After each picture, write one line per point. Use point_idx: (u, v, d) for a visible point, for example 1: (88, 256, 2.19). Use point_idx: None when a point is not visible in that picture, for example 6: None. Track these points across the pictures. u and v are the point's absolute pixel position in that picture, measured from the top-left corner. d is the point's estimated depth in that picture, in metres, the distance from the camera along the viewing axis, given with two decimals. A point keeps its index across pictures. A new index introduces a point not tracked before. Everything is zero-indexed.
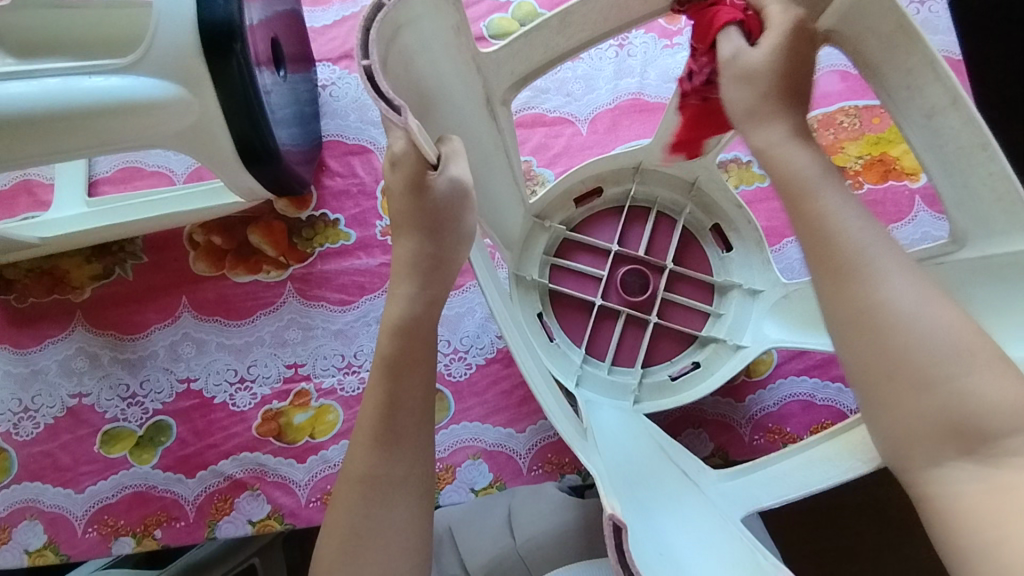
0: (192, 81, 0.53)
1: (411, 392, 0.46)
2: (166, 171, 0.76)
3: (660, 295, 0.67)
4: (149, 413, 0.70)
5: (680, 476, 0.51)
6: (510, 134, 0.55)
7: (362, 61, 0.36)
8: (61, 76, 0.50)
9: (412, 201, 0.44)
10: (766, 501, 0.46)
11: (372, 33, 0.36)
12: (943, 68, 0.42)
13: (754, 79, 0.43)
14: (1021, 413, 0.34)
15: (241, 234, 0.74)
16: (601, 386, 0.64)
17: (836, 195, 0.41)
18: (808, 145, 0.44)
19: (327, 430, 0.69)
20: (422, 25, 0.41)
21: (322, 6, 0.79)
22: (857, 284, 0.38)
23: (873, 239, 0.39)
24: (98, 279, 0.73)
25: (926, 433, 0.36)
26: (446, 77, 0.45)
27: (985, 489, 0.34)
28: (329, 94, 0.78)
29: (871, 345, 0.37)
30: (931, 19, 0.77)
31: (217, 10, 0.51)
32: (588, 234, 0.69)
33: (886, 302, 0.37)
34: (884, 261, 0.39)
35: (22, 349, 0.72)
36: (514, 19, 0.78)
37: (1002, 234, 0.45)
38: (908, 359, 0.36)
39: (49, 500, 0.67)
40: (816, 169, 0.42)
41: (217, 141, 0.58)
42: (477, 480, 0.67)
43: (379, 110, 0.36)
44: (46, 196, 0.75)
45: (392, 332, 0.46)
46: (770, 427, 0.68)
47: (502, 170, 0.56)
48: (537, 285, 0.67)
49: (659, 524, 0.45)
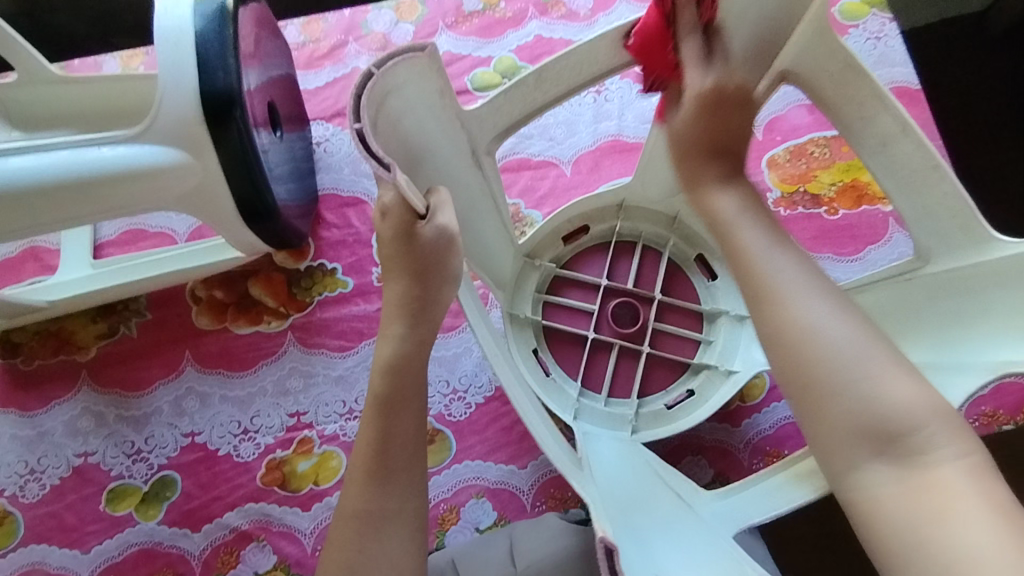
0: (193, 146, 0.56)
1: (409, 430, 0.48)
2: (168, 231, 0.79)
3: (649, 326, 0.68)
4: (154, 469, 0.71)
5: (674, 499, 0.52)
6: (496, 181, 0.58)
7: (354, 124, 0.39)
8: (71, 149, 0.53)
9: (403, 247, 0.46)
10: (755, 518, 0.47)
11: (362, 101, 0.39)
12: (891, 100, 0.46)
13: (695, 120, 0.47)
14: (917, 412, 0.36)
15: (241, 288, 0.76)
16: (598, 418, 0.66)
17: (753, 230, 0.43)
18: (733, 188, 0.46)
19: (330, 476, 0.69)
20: (407, 89, 0.45)
21: (315, 70, 0.84)
22: (773, 308, 0.40)
23: (789, 264, 0.41)
24: (102, 339, 0.75)
25: (842, 436, 0.37)
26: (432, 133, 0.49)
27: (904, 490, 0.35)
28: (324, 150, 0.82)
29: (792, 362, 0.38)
30: (888, 54, 0.82)
31: (217, 81, 0.54)
32: (577, 271, 0.72)
33: (797, 322, 0.38)
34: (795, 286, 0.40)
35: (28, 412, 0.73)
36: (496, 72, 0.82)
37: (959, 251, 0.47)
38: (820, 368, 0.37)
39: (55, 561, 0.68)
40: (739, 211, 0.45)
41: (218, 200, 0.60)
42: (481, 519, 0.68)
43: (370, 168, 0.39)
44: (52, 260, 0.78)
45: (388, 373, 0.48)
46: (768, 450, 0.69)
47: (490, 213, 0.59)
48: (531, 322, 0.69)
49: (654, 542, 0.46)
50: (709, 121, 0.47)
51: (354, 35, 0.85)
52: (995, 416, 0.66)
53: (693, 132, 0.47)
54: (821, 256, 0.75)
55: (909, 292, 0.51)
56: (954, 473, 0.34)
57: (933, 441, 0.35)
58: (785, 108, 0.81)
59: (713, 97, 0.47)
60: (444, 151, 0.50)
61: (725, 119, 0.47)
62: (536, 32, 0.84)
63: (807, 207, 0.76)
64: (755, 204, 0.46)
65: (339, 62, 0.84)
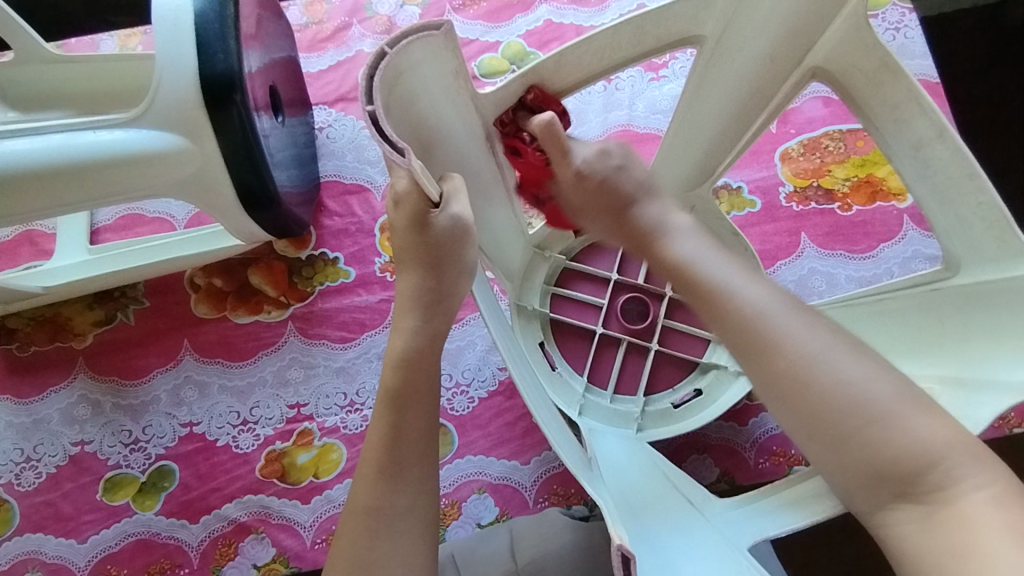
0: (194, 131, 0.54)
1: (417, 427, 0.46)
2: (166, 217, 0.77)
3: (660, 323, 0.67)
4: (152, 458, 0.70)
5: (685, 504, 0.50)
6: (511, 168, 0.56)
7: (366, 107, 0.38)
8: (65, 132, 0.51)
9: (415, 235, 0.45)
10: (772, 531, 0.46)
11: (374, 79, 0.39)
12: (927, 102, 0.45)
13: (595, 196, 0.52)
14: (931, 449, 0.38)
15: (241, 276, 0.75)
16: (603, 415, 0.64)
17: (720, 270, 0.46)
18: (683, 234, 0.49)
19: (331, 469, 0.68)
20: (422, 70, 0.44)
21: (318, 52, 0.81)
22: (772, 358, 0.42)
23: (771, 309, 0.44)
24: (99, 326, 0.74)
25: (863, 477, 0.40)
26: (443, 122, 0.47)
27: (926, 526, 0.38)
28: (326, 136, 0.79)
29: (801, 413, 0.41)
30: (908, 44, 0.80)
31: (217, 64, 0.52)
32: (587, 264, 0.70)
33: (797, 370, 0.41)
34: (782, 331, 0.43)
35: (24, 398, 0.72)
36: (504, 58, 0.80)
37: (992, 261, 0.46)
38: (828, 417, 0.40)
39: (51, 551, 0.67)
40: (702, 253, 0.48)
41: (218, 187, 0.58)
42: (483, 514, 0.67)
43: (383, 151, 0.39)
44: (48, 245, 0.76)
45: (395, 367, 0.47)
46: (775, 449, 0.68)
47: (501, 203, 0.57)
48: (538, 314, 0.68)
49: (668, 550, 0.45)
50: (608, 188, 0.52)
51: (359, 17, 0.82)
52: (1008, 420, 0.65)
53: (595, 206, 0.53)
54: (834, 252, 0.73)
55: (935, 302, 0.50)
56: (979, 504, 0.37)
57: (957, 474, 0.38)
58: (800, 100, 0.79)
59: (602, 155, 0.52)
60: (455, 142, 0.49)
61: (622, 172, 0.52)
62: (546, 17, 0.81)
63: (820, 202, 0.75)
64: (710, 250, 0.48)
65: (342, 45, 0.81)
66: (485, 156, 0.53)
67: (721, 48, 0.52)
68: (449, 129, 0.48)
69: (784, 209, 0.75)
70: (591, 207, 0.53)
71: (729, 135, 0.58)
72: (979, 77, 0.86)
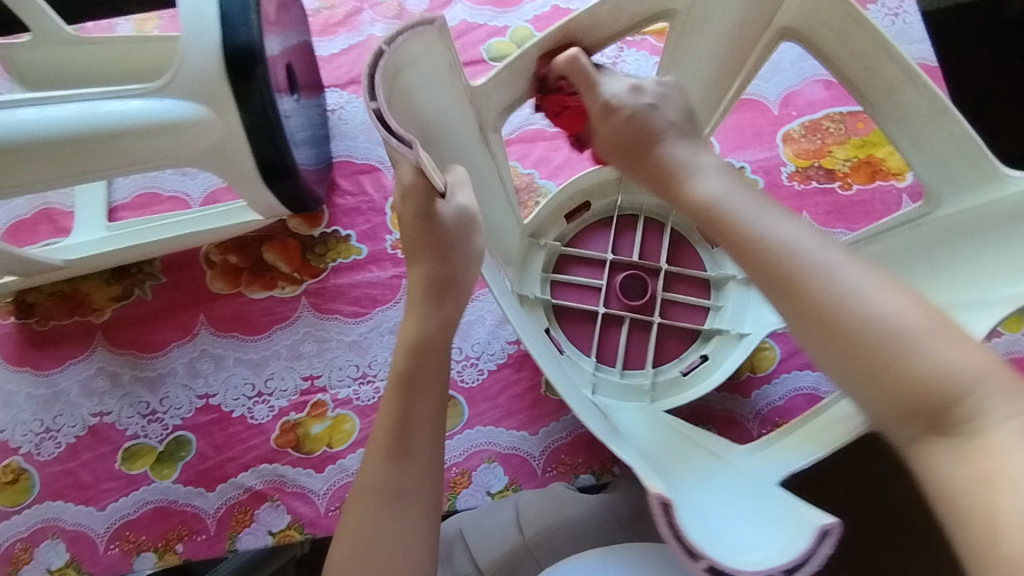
0: (216, 102, 0.55)
1: (424, 408, 0.48)
2: (182, 195, 0.79)
3: (659, 296, 0.69)
4: (169, 429, 0.71)
5: (707, 455, 0.52)
6: (502, 157, 0.59)
7: (370, 103, 0.39)
8: (91, 101, 0.53)
9: (423, 226, 0.47)
10: (796, 465, 0.47)
11: (375, 79, 0.39)
12: (895, 49, 0.49)
13: (624, 139, 0.50)
14: (960, 377, 0.34)
15: (255, 253, 0.76)
16: (614, 390, 0.66)
17: (744, 205, 0.42)
18: (708, 173, 0.46)
19: (344, 439, 0.70)
20: (417, 65, 0.45)
21: (330, 36, 0.83)
22: (794, 284, 0.38)
23: (802, 242, 0.39)
24: (116, 301, 0.75)
25: (890, 409, 0.35)
26: (443, 112, 0.49)
27: (961, 460, 0.33)
28: (339, 117, 0.81)
29: (828, 341, 0.36)
30: (906, 30, 0.82)
31: (239, 37, 0.54)
32: (582, 248, 0.72)
33: (820, 304, 0.37)
34: (811, 256, 0.38)
35: (43, 371, 0.73)
36: (512, 42, 0.82)
37: (970, 190, 0.49)
38: (858, 342, 0.35)
39: (71, 518, 0.69)
40: (727, 190, 0.44)
41: (239, 158, 0.60)
42: (493, 483, 0.69)
43: (389, 145, 0.39)
44: (66, 222, 0.78)
45: (406, 352, 0.49)
46: (777, 420, 0.70)
47: (498, 191, 0.60)
48: (540, 301, 0.69)
49: (698, 495, 0.46)
50: (634, 127, 0.50)
51: (370, 2, 0.84)
52: None
53: (620, 144, 0.51)
54: (834, 231, 0.75)
55: (917, 241, 0.52)
56: (1010, 435, 0.32)
57: (989, 403, 0.33)
58: (801, 83, 0.81)
59: (607, 109, 0.51)
60: (453, 134, 0.51)
61: (653, 108, 0.50)
62: (553, 2, 0.83)
63: (821, 181, 0.76)
64: (733, 183, 0.45)
65: (354, 29, 0.83)
66: (478, 144, 0.54)
67: (694, 20, 0.55)
68: (445, 119, 0.49)
69: (786, 188, 0.77)
70: (616, 144, 0.51)
71: (706, 108, 0.61)
72: (976, 62, 0.88)
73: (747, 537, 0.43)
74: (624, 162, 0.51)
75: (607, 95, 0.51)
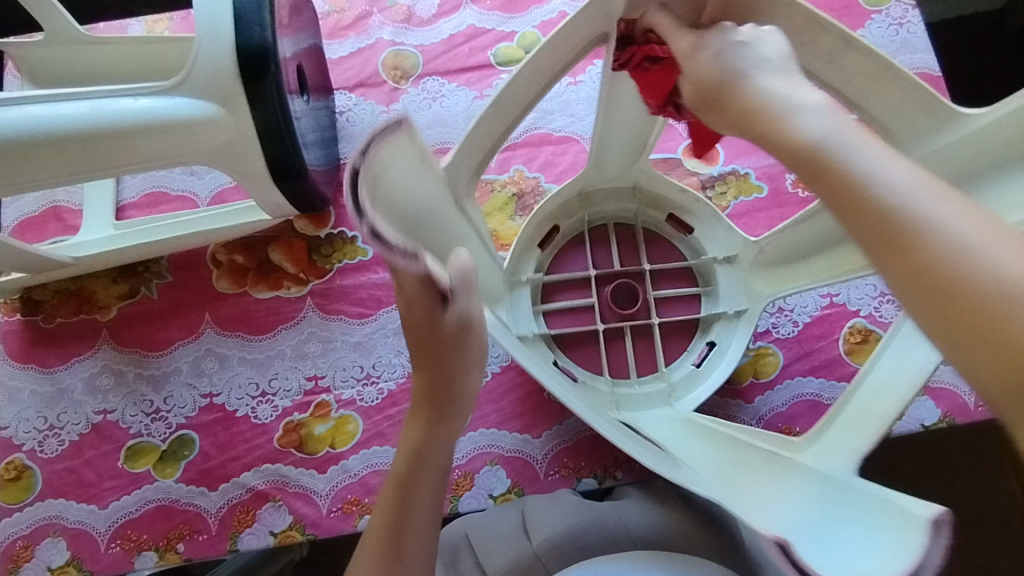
0: (228, 101, 0.56)
1: (422, 508, 0.43)
2: (189, 195, 0.80)
3: (650, 298, 0.69)
4: (172, 428, 0.71)
5: (765, 455, 0.47)
6: (477, 219, 0.53)
7: (359, 220, 0.32)
8: (105, 97, 0.53)
9: (416, 336, 0.38)
10: (864, 446, 0.43)
11: (355, 194, 0.34)
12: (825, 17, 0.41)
13: (716, 94, 0.35)
14: None
15: (262, 253, 0.77)
16: (638, 403, 0.64)
17: (863, 145, 0.28)
18: (817, 108, 0.30)
19: (347, 440, 0.70)
20: (395, 164, 0.38)
21: (339, 40, 0.84)
22: (909, 247, 0.26)
23: (930, 195, 0.26)
24: (122, 299, 0.76)
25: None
26: (417, 195, 0.41)
27: None
28: (346, 120, 0.82)
29: (949, 323, 0.25)
30: (910, 39, 0.83)
31: (252, 37, 0.54)
32: (561, 270, 0.71)
33: (949, 275, 0.25)
34: (936, 209, 0.26)
35: (48, 368, 0.74)
36: (519, 48, 0.83)
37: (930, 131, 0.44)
38: (997, 324, 0.24)
39: (73, 516, 0.69)
40: (845, 128, 0.29)
41: (250, 157, 0.61)
42: (496, 486, 0.69)
43: (387, 258, 0.33)
44: (74, 221, 0.78)
45: (405, 453, 0.43)
46: (781, 426, 0.70)
47: (479, 249, 0.53)
48: (541, 337, 0.66)
49: (760, 497, 0.41)
50: (725, 70, 0.34)
51: (379, 7, 0.85)
52: None
53: (706, 89, 0.36)
54: None
55: None
56: None
57: None
58: None
59: (730, 51, 0.35)
60: (429, 213, 0.43)
61: (752, 43, 0.35)
62: (560, 9, 0.84)
63: None
64: (845, 118, 0.30)
65: (363, 33, 0.84)
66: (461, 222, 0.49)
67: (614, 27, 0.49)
68: (430, 209, 0.43)
69: (791, 195, 0.77)
70: (711, 101, 0.35)
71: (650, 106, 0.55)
72: (980, 72, 0.88)
73: (853, 550, 0.35)
74: (710, 112, 0.36)
75: (719, 41, 0.35)
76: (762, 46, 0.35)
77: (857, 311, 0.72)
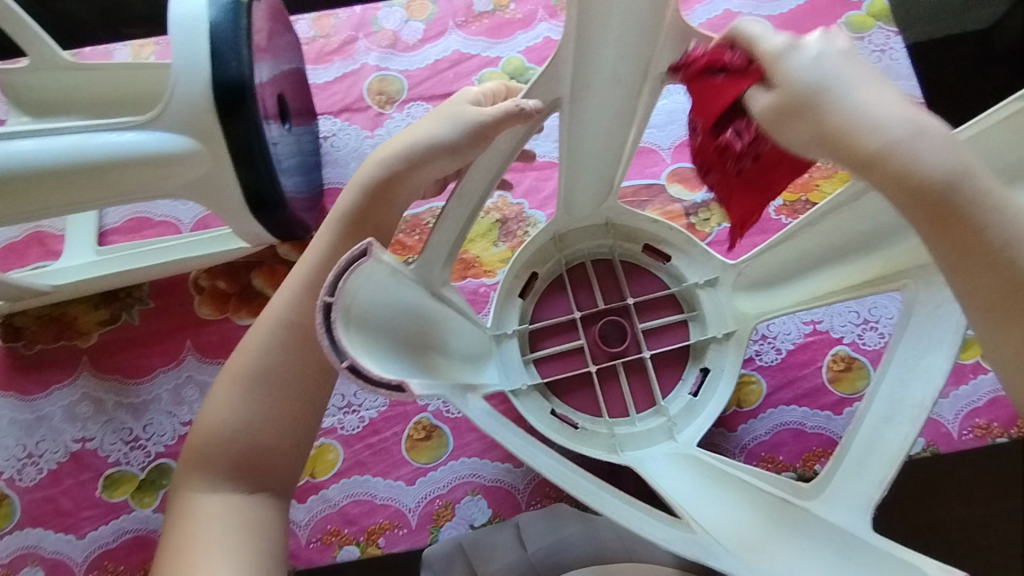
0: (205, 135, 0.56)
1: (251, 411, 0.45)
2: (173, 220, 0.79)
3: (638, 332, 0.68)
4: (151, 456, 0.71)
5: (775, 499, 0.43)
6: (451, 293, 0.54)
7: (341, 363, 0.33)
8: (81, 133, 0.53)
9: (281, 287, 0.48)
10: (875, 494, 0.40)
11: (337, 335, 0.33)
12: None
13: (803, 117, 0.35)
14: None
15: (245, 279, 0.76)
16: (637, 441, 0.63)
17: (978, 194, 0.32)
18: (935, 139, 0.33)
19: (328, 469, 0.70)
20: (375, 290, 0.37)
21: (325, 64, 0.84)
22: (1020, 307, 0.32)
23: None
24: (104, 325, 0.75)
25: None
26: (402, 305, 0.42)
27: None
28: (330, 145, 0.82)
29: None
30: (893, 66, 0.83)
31: (229, 71, 0.54)
32: (545, 316, 0.71)
33: None
34: None
35: (28, 395, 0.73)
36: (504, 73, 0.83)
37: None
38: None
39: (50, 546, 0.68)
40: (960, 166, 0.32)
41: (228, 189, 0.61)
42: (477, 516, 0.68)
43: (384, 395, 0.34)
44: (57, 246, 0.78)
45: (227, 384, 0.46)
46: (763, 456, 0.69)
47: (459, 319, 0.55)
48: (535, 389, 0.67)
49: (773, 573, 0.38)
50: (818, 89, 0.34)
51: (365, 31, 0.85)
52: (990, 428, 0.67)
53: (792, 109, 0.36)
54: None
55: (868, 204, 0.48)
56: None
57: None
58: None
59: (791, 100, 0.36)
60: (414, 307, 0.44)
61: (848, 55, 0.35)
62: (545, 34, 0.84)
63: None
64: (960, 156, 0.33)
65: (348, 58, 0.84)
66: (439, 311, 0.50)
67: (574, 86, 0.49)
68: (413, 313, 0.44)
69: (774, 221, 0.77)
70: (793, 114, 0.36)
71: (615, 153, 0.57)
72: (966, 98, 0.88)
73: None
74: (785, 127, 0.37)
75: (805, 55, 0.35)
76: (863, 62, 0.35)
77: (840, 339, 0.72)
